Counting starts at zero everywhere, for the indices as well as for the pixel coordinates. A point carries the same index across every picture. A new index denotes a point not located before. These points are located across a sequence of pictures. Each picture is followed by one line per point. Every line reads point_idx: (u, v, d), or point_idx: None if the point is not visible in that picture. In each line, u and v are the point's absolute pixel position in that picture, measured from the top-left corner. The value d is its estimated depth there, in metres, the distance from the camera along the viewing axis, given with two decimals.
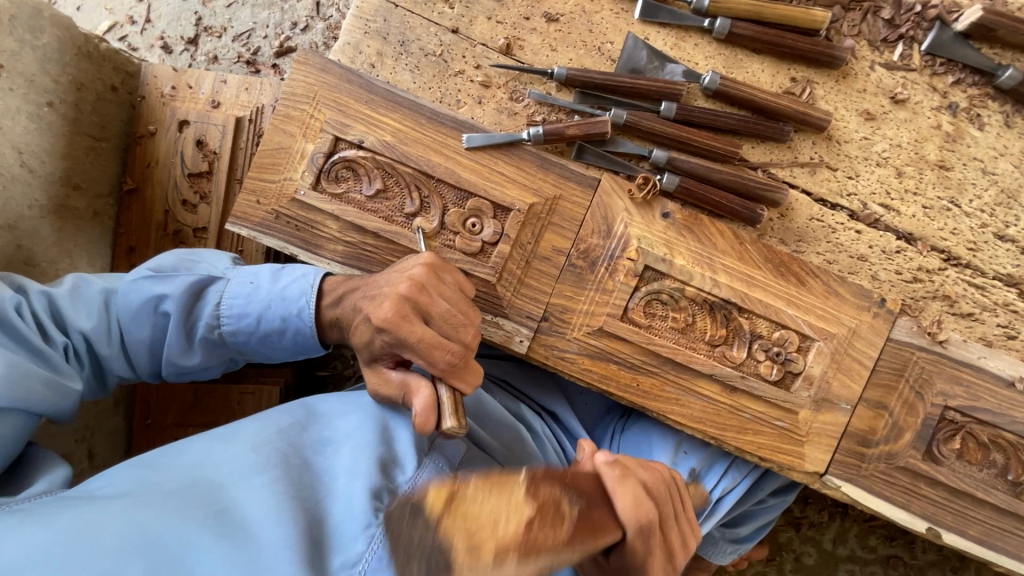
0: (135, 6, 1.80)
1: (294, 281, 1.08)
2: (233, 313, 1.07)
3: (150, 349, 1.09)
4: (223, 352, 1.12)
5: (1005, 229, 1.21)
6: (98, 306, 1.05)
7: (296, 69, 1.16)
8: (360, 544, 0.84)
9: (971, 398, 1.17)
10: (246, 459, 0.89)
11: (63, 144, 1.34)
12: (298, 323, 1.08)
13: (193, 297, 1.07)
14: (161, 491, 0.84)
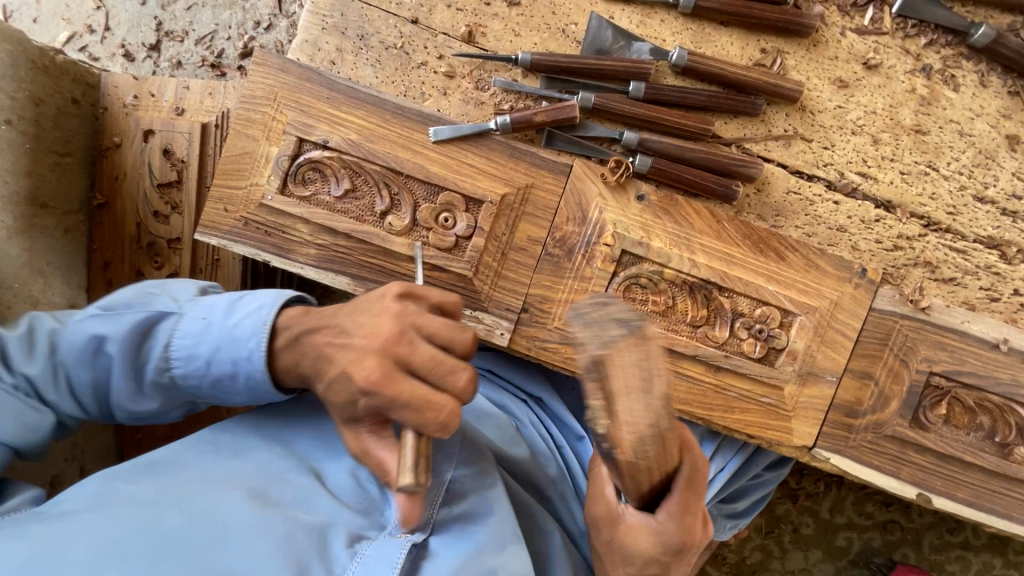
0: (92, 14, 1.76)
1: (247, 317, 0.93)
2: (183, 354, 0.94)
3: (100, 395, 0.97)
4: (179, 395, 0.99)
5: (985, 190, 1.20)
6: (43, 346, 0.94)
7: (254, 71, 1.13)
8: (342, 558, 0.81)
9: (955, 362, 1.17)
10: (229, 470, 0.86)
11: (26, 162, 1.31)
12: (253, 366, 0.93)
13: (140, 336, 0.94)
14: (135, 500, 0.79)
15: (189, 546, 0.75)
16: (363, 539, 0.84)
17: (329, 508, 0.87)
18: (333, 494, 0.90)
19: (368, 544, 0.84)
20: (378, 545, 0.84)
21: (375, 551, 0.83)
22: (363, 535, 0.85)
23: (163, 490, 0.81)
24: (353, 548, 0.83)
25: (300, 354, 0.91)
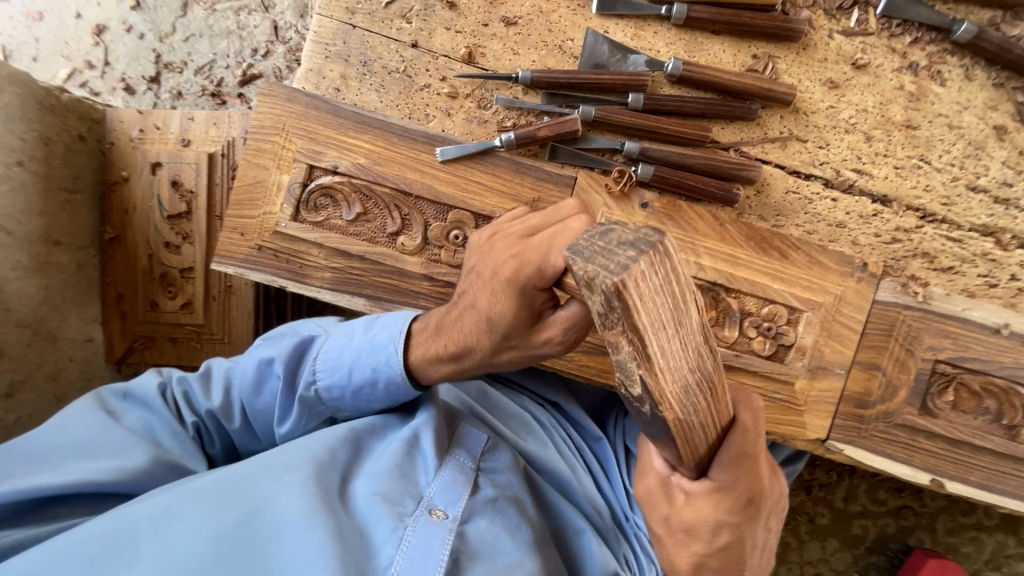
0: (91, 51, 1.78)
1: (384, 328, 1.02)
2: (326, 367, 1.01)
3: (268, 420, 1.05)
4: (319, 412, 1.04)
5: (977, 180, 1.23)
6: (224, 386, 1.05)
7: (262, 103, 1.16)
8: (389, 547, 0.85)
9: (959, 348, 1.20)
10: (276, 462, 0.91)
11: (35, 203, 1.33)
12: (388, 372, 1.00)
13: (297, 359, 1.03)
14: (192, 498, 0.86)
15: (247, 543, 0.82)
16: (407, 526, 0.87)
17: (373, 494, 0.90)
18: (374, 479, 0.92)
19: (411, 532, 0.86)
20: (421, 535, 0.86)
21: (418, 540, 0.85)
22: (406, 521, 0.87)
23: (222, 487, 0.87)
24: (397, 535, 0.86)
25: (437, 340, 0.99)
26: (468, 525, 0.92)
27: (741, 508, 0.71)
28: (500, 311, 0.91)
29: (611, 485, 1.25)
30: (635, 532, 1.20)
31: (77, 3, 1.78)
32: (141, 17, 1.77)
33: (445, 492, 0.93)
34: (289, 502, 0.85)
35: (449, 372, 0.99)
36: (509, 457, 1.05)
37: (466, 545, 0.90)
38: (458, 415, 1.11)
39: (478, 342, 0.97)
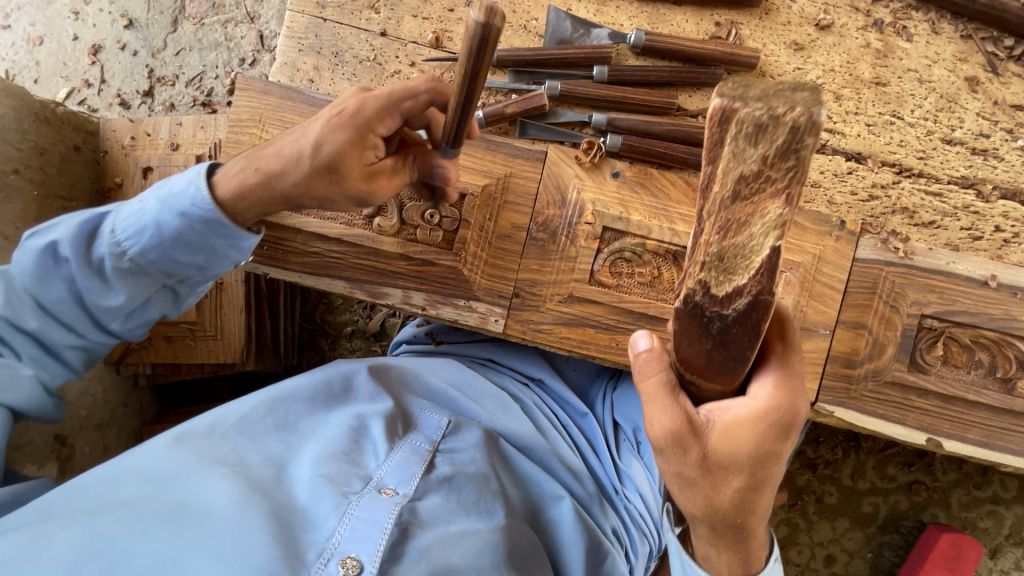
0: (88, 70, 1.86)
1: (181, 178, 1.00)
2: (127, 234, 0.99)
3: (43, 311, 1.02)
4: (99, 291, 1.02)
5: (951, 132, 1.22)
6: (37, 280, 1.00)
7: (239, 96, 1.20)
8: (331, 521, 0.79)
9: (946, 302, 1.18)
10: (194, 458, 0.84)
11: (32, 209, 1.38)
12: (201, 212, 0.98)
13: (85, 238, 1.01)
14: (107, 496, 0.79)
15: (170, 533, 0.74)
16: (351, 502, 0.80)
17: (313, 475, 0.84)
18: (314, 461, 0.86)
19: (355, 507, 0.80)
20: (367, 508, 0.80)
21: (363, 513, 0.79)
22: (351, 498, 0.81)
23: (143, 485, 0.81)
24: (339, 511, 0.79)
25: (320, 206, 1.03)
26: (423, 501, 0.88)
27: (780, 438, 0.73)
28: (330, 138, 0.94)
29: (599, 461, 1.23)
30: (624, 505, 1.18)
31: (75, 26, 1.86)
32: (134, 35, 1.85)
33: (395, 470, 0.89)
34: (211, 485, 0.80)
35: (255, 199, 0.98)
36: (469, 435, 1.03)
37: (418, 519, 0.85)
38: (406, 396, 1.07)
39: (265, 202, 0.99)
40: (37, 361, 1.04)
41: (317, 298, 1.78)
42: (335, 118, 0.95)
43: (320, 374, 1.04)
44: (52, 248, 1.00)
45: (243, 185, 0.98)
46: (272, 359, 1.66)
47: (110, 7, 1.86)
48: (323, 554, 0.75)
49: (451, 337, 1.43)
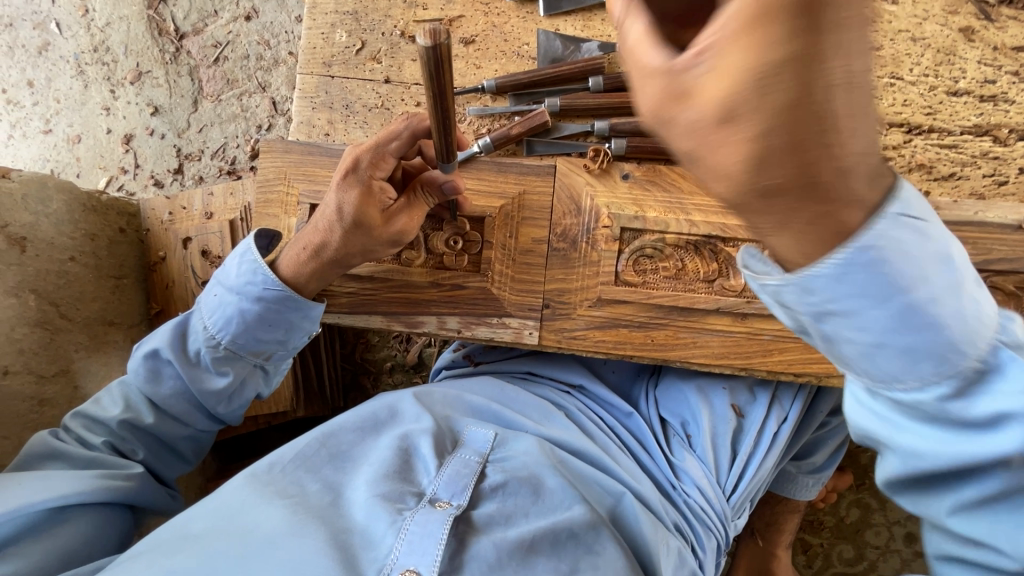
0: (123, 158, 2.01)
1: (244, 267, 1.14)
2: (217, 326, 1.14)
3: (159, 412, 1.16)
4: (203, 380, 1.15)
5: (956, 84, 1.22)
6: (144, 389, 1.15)
7: (264, 158, 1.29)
8: (388, 539, 0.81)
9: (983, 252, 1.15)
10: (252, 493, 0.87)
11: (88, 290, 1.49)
12: (273, 292, 1.12)
13: (180, 338, 1.16)
14: (175, 538, 0.82)
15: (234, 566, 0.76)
16: (405, 518, 0.82)
17: (368, 497, 0.86)
18: (367, 483, 0.89)
19: (410, 521, 0.82)
20: (421, 521, 0.82)
21: (418, 527, 0.81)
22: (405, 514, 0.83)
23: (210, 523, 0.84)
24: (396, 527, 0.81)
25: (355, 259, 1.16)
26: (477, 509, 0.89)
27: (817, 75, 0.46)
28: (346, 199, 1.09)
29: (653, 459, 1.22)
30: (684, 500, 1.17)
31: (107, 121, 2.03)
32: (161, 120, 2.00)
33: (447, 483, 0.91)
34: (270, 517, 0.82)
35: (313, 268, 1.14)
36: (516, 444, 1.02)
37: (473, 527, 0.86)
38: (451, 416, 1.08)
39: (322, 275, 1.15)
40: (156, 456, 1.18)
41: (355, 338, 1.84)
42: (343, 181, 1.10)
43: (367, 407, 1.07)
44: (155, 357, 1.15)
45: (299, 263, 1.14)
46: (320, 405, 1.74)
47: (136, 98, 2.02)
48: (382, 570, 0.77)
49: (487, 357, 1.47)
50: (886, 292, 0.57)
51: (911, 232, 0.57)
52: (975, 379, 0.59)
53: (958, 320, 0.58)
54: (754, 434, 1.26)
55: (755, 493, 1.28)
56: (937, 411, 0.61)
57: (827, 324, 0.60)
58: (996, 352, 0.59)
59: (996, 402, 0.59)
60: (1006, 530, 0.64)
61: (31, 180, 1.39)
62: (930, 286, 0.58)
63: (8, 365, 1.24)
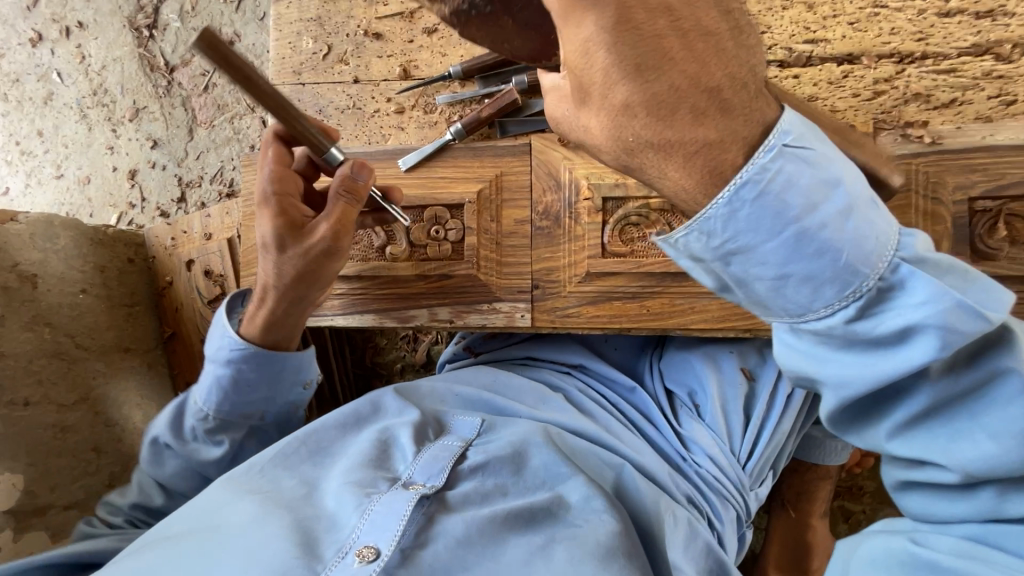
0: (130, 192, 2.09)
1: (216, 339, 1.19)
2: (204, 399, 1.18)
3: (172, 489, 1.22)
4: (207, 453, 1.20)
5: (947, 4, 1.14)
6: (154, 471, 1.22)
7: (246, 172, 1.32)
8: (353, 519, 0.83)
9: (996, 178, 1.07)
10: (226, 492, 0.91)
11: (102, 320, 1.54)
12: (239, 352, 1.15)
13: (177, 416, 1.22)
14: (157, 540, 0.86)
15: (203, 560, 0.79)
16: (371, 500, 0.84)
17: (341, 487, 0.89)
18: (343, 475, 0.91)
19: (376, 504, 0.84)
20: (386, 501, 0.84)
21: (383, 508, 0.83)
22: (372, 497, 0.85)
23: (185, 523, 0.88)
24: (360, 509, 0.84)
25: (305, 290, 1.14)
26: (452, 490, 0.90)
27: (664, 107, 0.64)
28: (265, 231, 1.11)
29: (659, 432, 1.21)
30: (694, 471, 1.15)
31: (112, 159, 2.11)
32: (161, 151, 2.07)
33: (424, 468, 0.93)
34: (244, 512, 0.86)
35: (265, 315, 1.16)
36: (503, 428, 1.04)
37: (447, 505, 0.87)
38: (441, 410, 1.11)
39: (274, 314, 1.15)
40: None
41: (363, 343, 1.85)
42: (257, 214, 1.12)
43: (351, 402, 1.08)
44: (156, 441, 1.21)
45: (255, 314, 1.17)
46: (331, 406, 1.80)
47: (136, 134, 2.09)
48: (343, 547, 0.80)
49: (488, 346, 1.45)
50: (774, 223, 0.60)
51: (793, 164, 0.61)
52: (881, 296, 0.61)
53: (853, 241, 0.60)
54: (766, 397, 1.20)
55: (771, 459, 1.24)
56: (854, 335, 0.62)
57: (733, 263, 0.64)
58: (899, 268, 0.60)
59: (905, 315, 0.60)
60: (955, 444, 0.65)
61: (37, 219, 1.45)
62: (820, 212, 0.60)
63: (28, 396, 1.29)
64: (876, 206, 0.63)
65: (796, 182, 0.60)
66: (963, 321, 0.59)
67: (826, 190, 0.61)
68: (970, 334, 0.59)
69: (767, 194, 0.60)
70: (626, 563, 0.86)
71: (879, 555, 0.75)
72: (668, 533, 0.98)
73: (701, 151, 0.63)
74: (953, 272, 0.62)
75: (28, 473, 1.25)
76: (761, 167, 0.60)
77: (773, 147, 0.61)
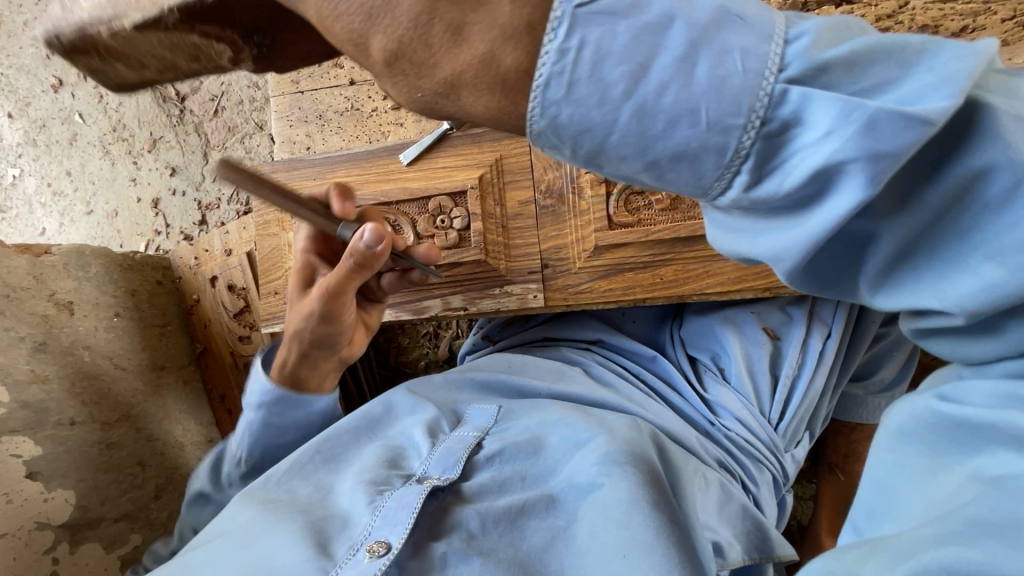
0: (154, 220, 2.18)
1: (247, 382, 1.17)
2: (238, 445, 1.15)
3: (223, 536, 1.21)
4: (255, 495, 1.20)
5: None
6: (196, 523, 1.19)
7: (256, 183, 1.36)
8: (365, 517, 0.85)
9: None
10: (242, 502, 0.95)
11: (137, 340, 1.61)
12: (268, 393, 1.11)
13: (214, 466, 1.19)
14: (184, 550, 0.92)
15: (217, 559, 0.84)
16: (382, 497, 0.87)
17: (354, 485, 0.92)
18: (357, 475, 0.95)
19: (387, 501, 0.86)
20: (398, 496, 0.86)
21: (394, 502, 0.85)
22: (383, 495, 0.88)
23: (208, 532, 0.93)
24: (372, 506, 0.86)
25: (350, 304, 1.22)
26: (469, 482, 0.91)
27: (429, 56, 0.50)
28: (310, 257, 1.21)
29: (685, 399, 1.20)
30: (725, 434, 1.14)
31: (136, 190, 2.21)
32: (180, 178, 2.15)
33: (439, 462, 0.94)
34: (250, 517, 0.89)
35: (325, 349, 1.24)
36: (520, 415, 1.04)
37: (462, 496, 0.89)
38: (455, 401, 1.12)
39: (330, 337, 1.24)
40: None
41: (386, 343, 1.88)
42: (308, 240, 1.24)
43: (362, 406, 1.11)
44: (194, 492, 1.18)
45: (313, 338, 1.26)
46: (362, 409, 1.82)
47: (155, 164, 2.18)
48: (355, 545, 0.82)
49: (506, 332, 1.45)
50: (601, 106, 0.49)
51: (597, 23, 0.47)
52: (770, 146, 0.48)
53: (708, 88, 0.47)
54: (790, 359, 1.16)
55: (806, 417, 1.20)
56: (754, 205, 0.52)
57: (592, 168, 0.55)
58: (784, 99, 0.47)
59: (813, 155, 0.46)
60: (947, 273, 0.49)
61: (69, 250, 1.52)
62: (655, 73, 0.48)
63: (73, 416, 1.36)
64: (740, 21, 0.48)
65: (614, 46, 0.47)
66: (887, 133, 0.45)
67: (656, 37, 0.47)
68: (905, 149, 0.45)
69: (581, 84, 0.48)
70: (650, 514, 0.82)
71: (905, 420, 0.58)
72: (699, 498, 0.96)
73: (485, 71, 0.49)
74: (867, 65, 0.47)
75: (79, 489, 1.31)
76: (558, 51, 0.48)
77: (562, 12, 0.47)
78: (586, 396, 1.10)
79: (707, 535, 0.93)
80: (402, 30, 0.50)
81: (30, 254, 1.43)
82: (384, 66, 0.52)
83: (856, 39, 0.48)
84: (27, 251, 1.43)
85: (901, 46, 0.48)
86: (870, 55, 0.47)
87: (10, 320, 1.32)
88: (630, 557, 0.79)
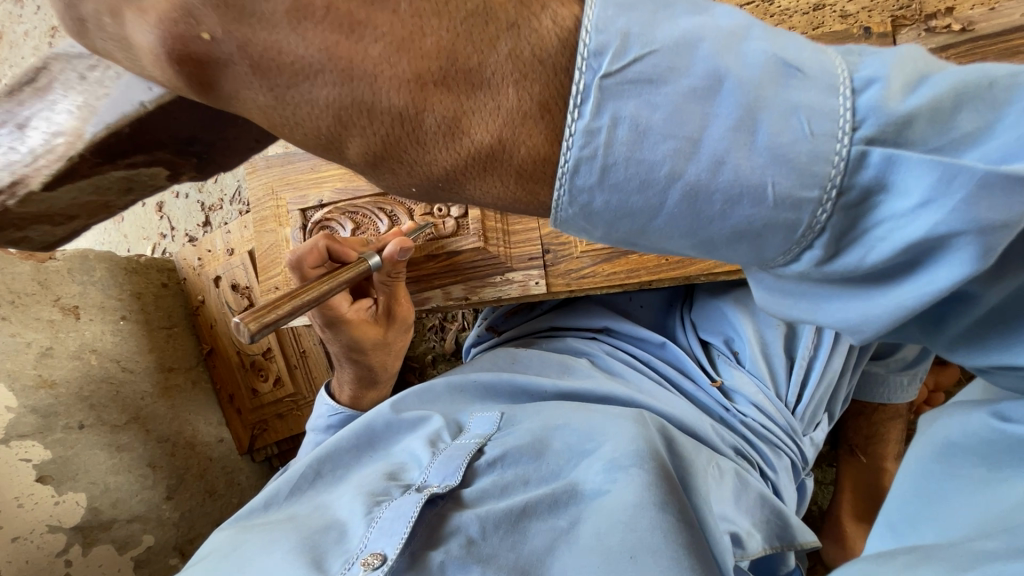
0: (160, 223, 2.19)
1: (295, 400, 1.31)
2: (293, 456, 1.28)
3: None
4: None
5: None
6: None
7: (251, 179, 1.34)
8: (360, 529, 0.83)
9: None
10: (248, 524, 0.96)
11: (145, 342, 1.61)
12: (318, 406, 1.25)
13: None
14: (190, 563, 0.93)
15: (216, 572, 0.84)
16: (378, 509, 0.85)
17: (353, 496, 0.91)
18: (357, 487, 0.94)
19: (383, 512, 0.83)
20: (395, 506, 0.83)
21: (390, 512, 0.83)
22: (380, 506, 0.85)
23: (213, 546, 0.94)
24: (368, 518, 0.84)
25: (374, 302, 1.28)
26: (469, 488, 0.89)
27: (411, 156, 0.46)
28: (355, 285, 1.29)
29: (698, 386, 1.16)
30: (741, 421, 1.10)
31: None
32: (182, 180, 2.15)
33: (440, 469, 0.92)
34: (253, 536, 0.90)
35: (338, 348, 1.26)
36: (524, 420, 1.00)
37: (462, 504, 0.86)
38: (455, 411, 1.10)
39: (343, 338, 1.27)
40: None
41: None
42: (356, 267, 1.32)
43: (361, 420, 1.10)
44: None
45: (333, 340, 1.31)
46: None
47: None
48: (351, 558, 0.79)
49: (511, 322, 1.42)
50: (644, 194, 0.43)
51: (631, 95, 0.41)
52: (852, 216, 0.41)
53: (770, 161, 0.40)
54: (805, 345, 1.11)
55: (824, 400, 1.16)
56: (827, 279, 0.44)
57: (642, 244, 0.48)
58: (864, 162, 0.39)
59: (902, 229, 0.39)
60: None
61: (73, 255, 1.52)
62: (706, 146, 0.40)
63: (82, 420, 1.37)
64: (801, 72, 0.40)
65: (654, 120, 0.41)
66: (998, 200, 0.37)
67: (704, 104, 0.40)
68: (1014, 219, 0.38)
69: (616, 171, 0.42)
70: (657, 515, 0.80)
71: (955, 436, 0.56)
72: (713, 490, 0.92)
73: (486, 161, 0.45)
74: (955, 111, 0.39)
75: (91, 491, 1.33)
76: (586, 131, 0.42)
77: (586, 85, 0.41)
78: (593, 390, 1.07)
79: (725, 527, 0.90)
80: (382, 125, 0.45)
81: (34, 260, 1.42)
82: (363, 162, 0.48)
83: (938, 75, 0.40)
84: (32, 257, 1.43)
85: (983, 78, 0.39)
86: (956, 98, 0.39)
87: (16, 326, 1.33)
88: (638, 558, 0.77)
